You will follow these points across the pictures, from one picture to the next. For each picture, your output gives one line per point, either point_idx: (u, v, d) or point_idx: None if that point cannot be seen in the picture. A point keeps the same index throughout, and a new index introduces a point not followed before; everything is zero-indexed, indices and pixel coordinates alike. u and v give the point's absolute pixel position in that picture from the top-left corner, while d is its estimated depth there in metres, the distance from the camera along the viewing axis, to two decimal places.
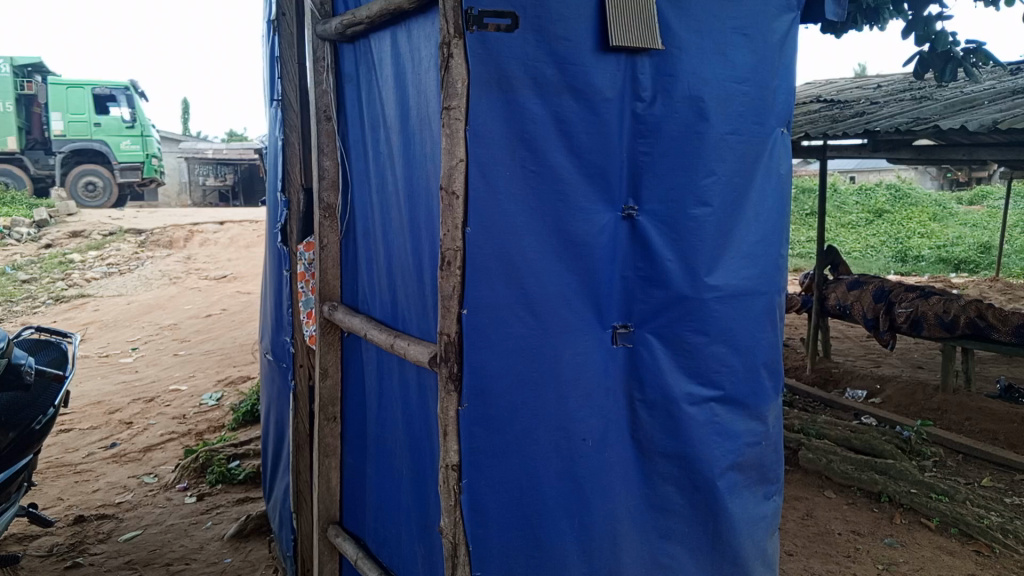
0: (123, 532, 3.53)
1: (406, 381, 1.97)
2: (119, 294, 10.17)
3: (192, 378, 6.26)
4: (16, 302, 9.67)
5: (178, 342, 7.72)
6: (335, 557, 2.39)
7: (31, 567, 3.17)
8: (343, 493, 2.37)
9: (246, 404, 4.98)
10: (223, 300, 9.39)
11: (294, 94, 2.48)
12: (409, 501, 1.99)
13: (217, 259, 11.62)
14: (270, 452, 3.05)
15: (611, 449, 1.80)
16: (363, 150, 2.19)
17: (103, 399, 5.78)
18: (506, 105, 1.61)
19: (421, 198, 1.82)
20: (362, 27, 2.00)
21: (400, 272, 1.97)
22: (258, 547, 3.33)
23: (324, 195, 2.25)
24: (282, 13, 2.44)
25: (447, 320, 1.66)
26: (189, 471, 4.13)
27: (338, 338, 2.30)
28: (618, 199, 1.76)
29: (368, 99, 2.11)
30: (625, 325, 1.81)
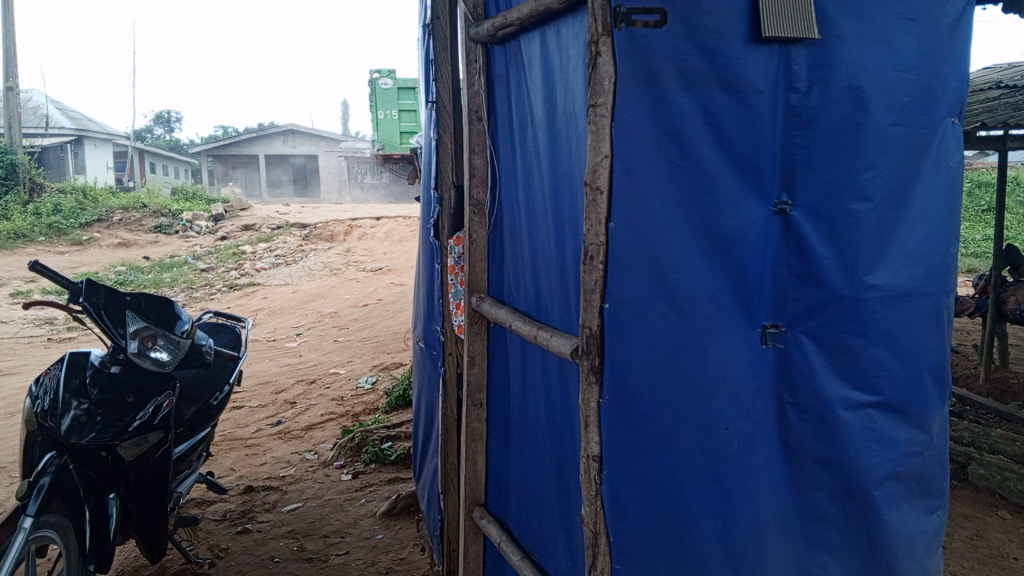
0: (287, 503, 3.82)
1: (549, 373, 2.01)
2: (286, 283, 10.96)
3: (350, 363, 6.67)
4: (197, 289, 10.68)
5: (337, 328, 8.24)
6: (479, 539, 2.48)
7: (208, 530, 3.51)
8: (488, 478, 2.45)
9: (398, 389, 5.26)
10: (378, 290, 9.89)
11: (447, 96, 2.61)
12: (551, 489, 2.04)
13: (373, 252, 12.27)
14: (420, 435, 3.21)
15: (757, 451, 1.77)
16: (510, 147, 2.25)
17: (270, 379, 6.27)
18: (654, 100, 1.61)
19: (566, 194, 1.86)
20: (513, 29, 2.07)
21: (544, 266, 2.02)
22: (407, 525, 3.52)
23: (474, 192, 2.34)
24: (437, 18, 2.57)
25: (589, 314, 1.67)
26: (346, 450, 4.42)
27: (485, 329, 2.39)
28: (770, 193, 1.73)
29: (518, 98, 2.17)
30: (775, 323, 1.77)
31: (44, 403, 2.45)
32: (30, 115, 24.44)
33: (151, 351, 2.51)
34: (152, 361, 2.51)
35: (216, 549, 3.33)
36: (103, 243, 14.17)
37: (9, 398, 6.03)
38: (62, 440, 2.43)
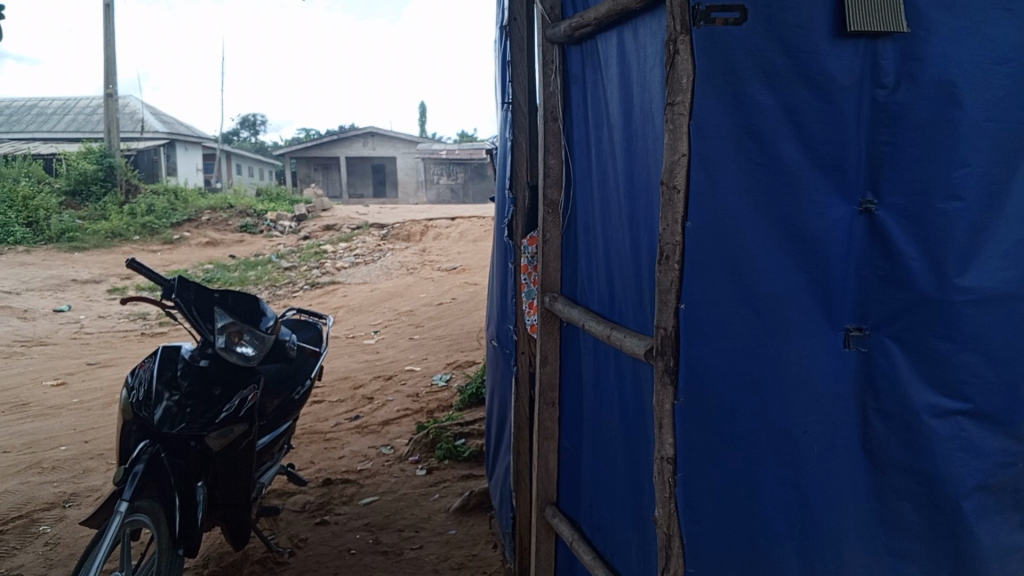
0: (363, 496, 3.92)
1: (622, 373, 2.00)
2: (364, 282, 11.20)
3: (426, 360, 6.78)
4: (280, 286, 11.05)
5: (413, 326, 8.40)
6: (551, 537, 2.49)
7: (289, 520, 3.64)
8: (560, 476, 2.46)
9: (471, 387, 5.32)
10: (453, 290, 10.02)
11: (523, 97, 2.63)
12: (623, 490, 2.03)
13: (449, 252, 12.45)
14: (493, 432, 3.24)
15: (838, 457, 1.72)
16: (585, 147, 2.25)
17: (348, 375, 6.43)
18: (734, 97, 1.58)
19: (641, 193, 1.85)
20: (590, 29, 2.07)
21: (618, 265, 2.01)
22: (479, 522, 3.55)
23: (548, 192, 2.35)
24: (514, 20, 2.60)
25: (664, 315, 1.64)
26: (420, 445, 4.50)
27: (557, 328, 2.40)
28: (855, 192, 1.67)
29: (593, 97, 2.16)
30: (859, 327, 1.71)
31: (138, 393, 2.55)
32: (128, 121, 25.72)
33: (236, 346, 2.61)
34: (238, 356, 2.62)
35: (296, 539, 3.44)
36: (193, 242, 14.81)
37: (107, 388, 6.37)
38: (155, 429, 2.53)
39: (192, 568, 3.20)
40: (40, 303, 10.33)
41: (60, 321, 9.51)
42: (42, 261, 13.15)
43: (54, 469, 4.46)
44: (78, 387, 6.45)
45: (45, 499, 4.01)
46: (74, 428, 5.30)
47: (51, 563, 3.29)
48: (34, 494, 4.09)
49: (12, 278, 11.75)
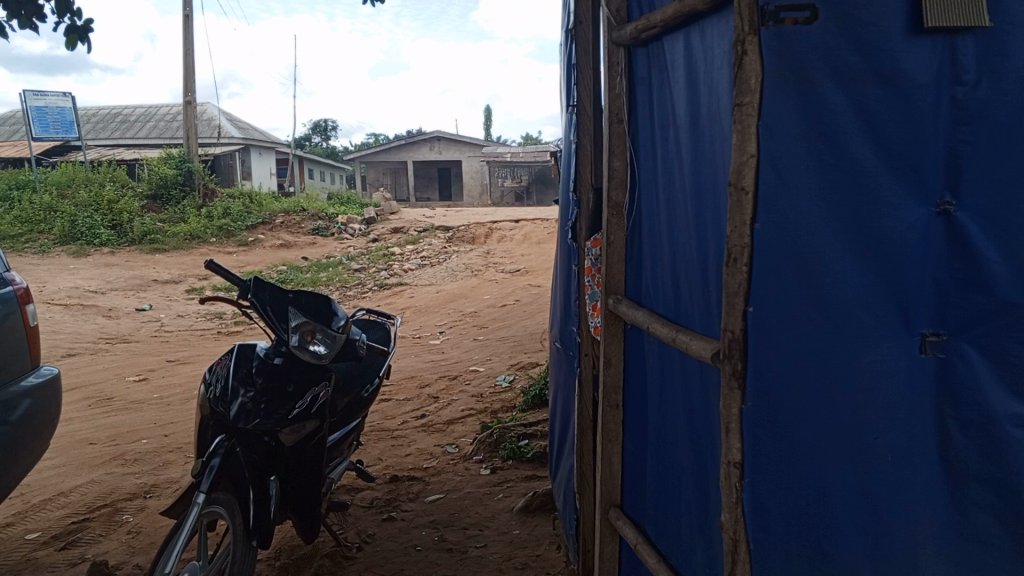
0: (429, 493, 3.98)
1: (688, 376, 1.99)
2: (430, 284, 11.35)
3: (490, 361, 6.84)
4: (349, 287, 11.29)
5: (478, 327, 8.47)
6: (615, 539, 2.48)
7: (357, 515, 3.72)
8: (624, 479, 2.45)
9: (535, 388, 5.34)
10: (517, 292, 10.06)
11: (588, 100, 2.64)
12: (689, 493, 2.02)
13: (513, 255, 12.52)
14: (556, 434, 3.25)
15: (914, 466, 1.67)
16: (651, 148, 2.24)
17: (414, 375, 6.53)
18: (805, 97, 1.56)
19: (709, 195, 1.83)
20: (656, 30, 2.06)
21: (684, 268, 1.99)
22: (543, 523, 3.57)
23: (613, 194, 2.35)
24: (579, 23, 2.62)
25: (731, 318, 1.62)
26: (485, 444, 4.54)
27: (621, 330, 2.40)
28: (931, 193, 1.63)
29: (660, 98, 2.15)
30: (936, 332, 1.66)
31: (216, 389, 2.69)
32: (205, 127, 26.66)
33: (310, 344, 2.69)
34: (311, 354, 2.70)
35: (364, 534, 3.52)
36: (266, 244, 15.26)
37: (186, 384, 6.62)
38: (231, 424, 2.66)
39: (265, 559, 3.30)
40: (123, 303, 10.80)
41: (142, 319, 9.94)
42: (126, 262, 13.75)
43: (136, 461, 4.67)
44: (158, 383, 6.73)
45: (128, 489, 4.20)
46: (155, 422, 5.53)
47: (133, 551, 3.45)
48: (118, 484, 4.29)
49: (99, 278, 12.33)
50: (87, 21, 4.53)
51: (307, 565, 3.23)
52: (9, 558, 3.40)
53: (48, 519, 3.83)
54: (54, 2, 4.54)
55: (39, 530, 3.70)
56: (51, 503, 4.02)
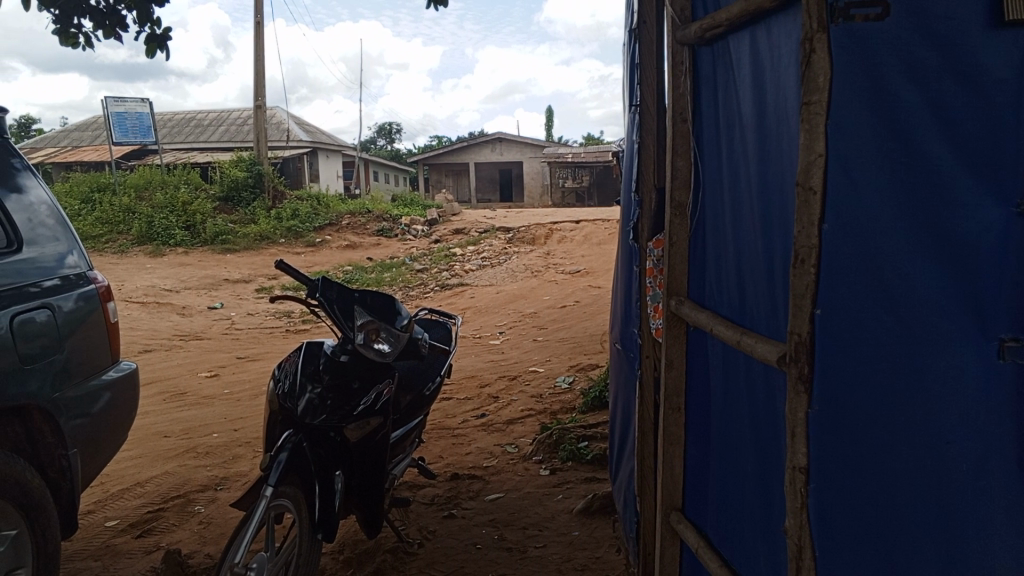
0: (489, 492, 4.01)
1: (753, 379, 1.96)
2: (490, 284, 11.43)
3: (549, 361, 6.85)
4: (411, 287, 11.46)
5: (538, 327, 8.49)
6: (676, 543, 2.46)
7: (418, 512, 3.78)
8: (685, 482, 2.43)
9: (595, 390, 5.32)
10: (578, 292, 10.05)
11: (651, 100, 2.63)
12: (752, 499, 1.99)
13: (573, 255, 12.52)
14: (617, 436, 3.23)
15: (990, 478, 1.60)
16: (715, 147, 2.21)
17: (475, 374, 6.58)
18: (876, 94, 1.52)
19: (775, 195, 1.81)
20: (721, 30, 2.04)
21: (750, 268, 1.96)
22: (602, 525, 3.55)
23: (675, 194, 2.33)
24: (643, 23, 2.61)
25: (799, 320, 1.60)
26: (544, 445, 4.54)
27: (683, 331, 2.38)
28: (1012, 193, 1.56)
29: (724, 97, 2.12)
30: (1016, 337, 1.58)
31: (285, 385, 2.77)
32: (274, 131, 27.40)
33: (374, 343, 2.75)
34: (375, 352, 2.75)
35: (425, 531, 3.57)
36: (331, 245, 15.62)
37: (255, 380, 6.82)
38: (298, 420, 2.71)
39: (329, 553, 3.39)
40: (196, 301, 11.19)
41: (214, 317, 10.29)
42: (199, 262, 14.23)
43: (207, 454, 4.84)
44: (229, 379, 6.96)
45: (200, 480, 4.36)
46: (226, 416, 5.72)
47: (205, 540, 3.58)
48: (190, 476, 4.45)
49: (174, 277, 12.80)
50: (166, 30, 4.72)
51: (370, 560, 3.29)
52: (90, 544, 3.57)
53: (126, 507, 4.00)
54: (135, 12, 4.74)
55: (117, 517, 3.87)
56: (128, 493, 4.20)
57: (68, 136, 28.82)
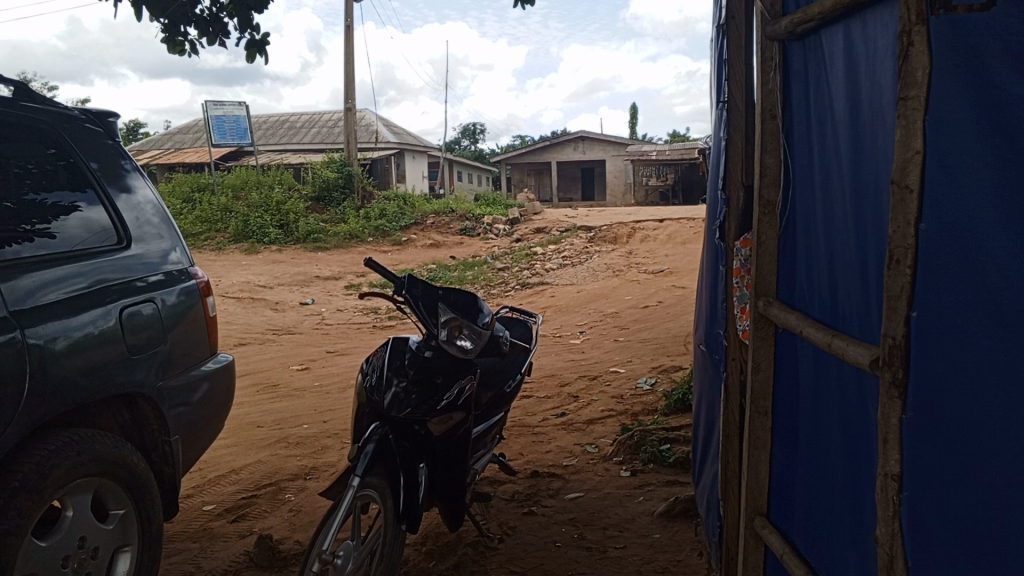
0: (569, 491, 4.01)
1: (845, 384, 1.90)
2: (571, 283, 11.41)
3: (630, 362, 6.80)
4: (493, 286, 11.58)
5: (619, 328, 8.44)
6: (760, 549, 2.41)
7: (498, 507, 3.82)
8: (771, 487, 2.38)
9: (677, 392, 5.25)
10: (660, 293, 9.93)
11: (740, 95, 2.59)
12: (842, 506, 1.93)
13: (655, 255, 12.39)
14: (700, 440, 3.18)
15: None
16: (808, 144, 2.15)
17: (555, 373, 6.60)
18: (979, 88, 1.44)
19: (869, 193, 1.75)
20: (813, 24, 1.99)
21: (842, 269, 1.90)
22: (684, 529, 3.51)
23: (764, 193, 2.28)
24: (732, 17, 2.57)
25: (893, 322, 1.55)
26: (625, 446, 4.51)
27: (771, 333, 2.33)
28: None
29: (817, 93, 2.06)
30: None
31: (371, 379, 2.86)
32: (363, 131, 28.11)
33: (457, 339, 2.79)
34: (458, 349, 2.78)
35: (505, 527, 3.61)
36: (416, 243, 15.93)
37: (343, 374, 7.04)
38: (385, 412, 2.80)
39: (413, 544, 3.47)
40: (289, 296, 11.63)
41: (305, 312, 10.66)
42: (291, 259, 14.77)
43: (298, 444, 5.02)
44: (319, 372, 7.19)
45: (290, 469, 4.53)
46: (316, 408, 5.92)
47: (294, 527, 3.72)
48: (281, 465, 4.63)
49: (268, 273, 13.31)
50: (265, 35, 4.92)
51: (451, 552, 3.35)
52: (189, 526, 3.76)
53: (222, 493, 4.20)
54: (236, 20, 4.96)
55: (214, 502, 4.07)
56: (224, 479, 4.40)
57: (171, 138, 30.35)
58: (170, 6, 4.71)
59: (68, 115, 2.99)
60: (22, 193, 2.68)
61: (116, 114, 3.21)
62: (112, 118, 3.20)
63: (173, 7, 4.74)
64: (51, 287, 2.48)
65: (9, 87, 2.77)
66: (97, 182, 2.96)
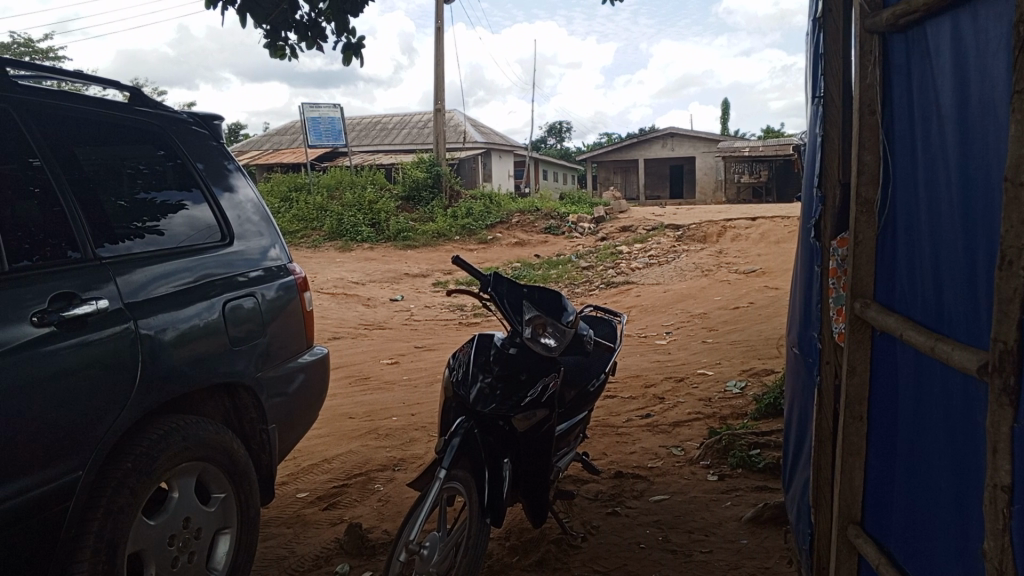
0: (653, 493, 3.97)
1: (950, 390, 1.82)
2: (658, 282, 11.27)
3: (719, 364, 6.66)
4: (578, 284, 11.56)
5: (707, 329, 8.28)
6: (853, 558, 2.33)
7: (582, 506, 3.83)
8: (866, 495, 2.30)
9: (769, 397, 5.11)
10: (751, 293, 9.69)
11: (836, 90, 2.50)
12: (946, 518, 1.84)
13: (747, 255, 12.09)
14: (791, 446, 3.10)
15: None
16: (910, 139, 2.06)
17: (640, 373, 6.54)
18: None
19: (979, 190, 1.67)
20: (917, 15, 1.91)
21: (948, 269, 1.82)
22: (773, 536, 3.42)
23: (862, 191, 2.20)
24: (829, 11, 2.49)
25: (1004, 327, 1.47)
26: (712, 450, 4.43)
27: (868, 336, 2.25)
28: None
29: (920, 86, 1.98)
30: None
31: (458, 374, 2.92)
32: (451, 131, 28.52)
33: (541, 337, 2.81)
34: (542, 346, 2.81)
35: (588, 525, 3.60)
36: (502, 242, 16.06)
37: (431, 369, 7.18)
38: (471, 407, 2.85)
39: (497, 539, 3.51)
40: (379, 293, 11.93)
41: (394, 308, 10.92)
42: (381, 256, 15.15)
43: (387, 436, 5.15)
44: (407, 366, 7.36)
45: (380, 460, 4.66)
46: (404, 401, 6.06)
47: (382, 517, 3.82)
48: (371, 456, 4.76)
49: (359, 270, 13.71)
50: (361, 39, 5.07)
51: (535, 549, 3.37)
52: (284, 512, 3.91)
53: (315, 481, 4.36)
54: (334, 24, 5.14)
55: (307, 490, 4.23)
56: (317, 468, 4.57)
57: (270, 139, 31.63)
58: (272, 12, 4.92)
59: (178, 119, 3.17)
60: (134, 193, 2.83)
61: (221, 118, 3.39)
62: (218, 121, 3.37)
63: (275, 13, 4.94)
64: (161, 281, 2.65)
65: (126, 93, 2.96)
66: (203, 182, 3.12)
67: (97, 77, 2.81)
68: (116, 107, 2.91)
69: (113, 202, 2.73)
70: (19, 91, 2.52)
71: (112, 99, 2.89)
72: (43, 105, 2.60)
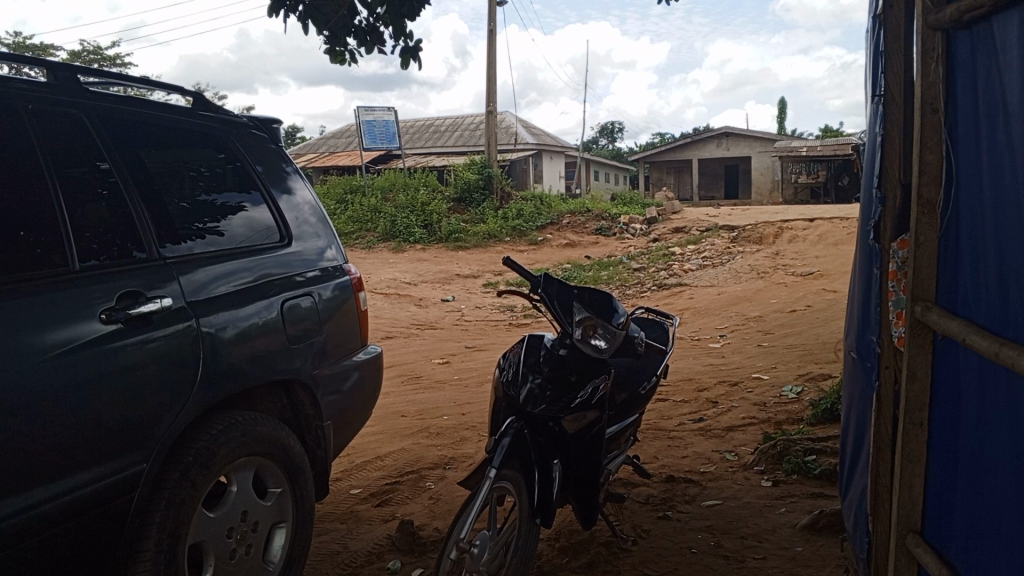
0: (705, 498, 3.92)
1: (1016, 396, 1.76)
2: (712, 284, 11.12)
3: (774, 368, 6.54)
4: (629, 286, 11.49)
5: (762, 332, 8.14)
6: (912, 568, 2.27)
7: (632, 509, 3.80)
8: (926, 503, 2.23)
9: (825, 402, 5.00)
10: (808, 296, 9.49)
11: (897, 89, 2.44)
12: (1011, 529, 1.78)
13: (804, 256, 11.85)
14: (848, 452, 3.03)
15: None
16: (975, 138, 2.00)
17: (693, 377, 6.47)
18: None
19: None
20: (984, 10, 1.85)
21: (1015, 272, 1.76)
22: (829, 544, 3.34)
23: (923, 191, 2.15)
24: (890, 7, 2.43)
25: None
26: (766, 456, 4.35)
27: (929, 340, 2.19)
28: None
29: (986, 83, 1.92)
30: None
31: (508, 374, 2.95)
32: (503, 132, 28.62)
33: (592, 338, 2.80)
34: (592, 348, 2.80)
35: (639, 529, 3.58)
36: (554, 243, 16.06)
37: (481, 369, 7.22)
38: (521, 407, 2.86)
39: (547, 540, 3.52)
40: (431, 293, 12.05)
41: (445, 308, 11.02)
42: (433, 257, 15.31)
43: (438, 434, 5.21)
44: (459, 366, 7.42)
45: (431, 458, 4.71)
46: (455, 401, 6.11)
47: (434, 515, 3.86)
48: (422, 454, 4.82)
49: (411, 270, 13.87)
50: (418, 43, 5.13)
51: (584, 550, 3.36)
52: (338, 508, 3.99)
53: (368, 478, 4.43)
54: (391, 28, 5.21)
55: (360, 486, 4.30)
56: (369, 465, 4.64)
57: (325, 141, 32.22)
58: (331, 18, 5.01)
59: (238, 122, 3.26)
60: (196, 195, 2.92)
61: (279, 121, 3.48)
62: (276, 124, 3.47)
63: (334, 18, 5.03)
64: (222, 281, 2.73)
65: (189, 97, 3.06)
66: (262, 184, 3.21)
67: (162, 83, 2.91)
68: (180, 112, 3.01)
69: (176, 204, 2.82)
70: (88, 96, 2.63)
71: (176, 104, 2.99)
72: (111, 111, 2.70)
